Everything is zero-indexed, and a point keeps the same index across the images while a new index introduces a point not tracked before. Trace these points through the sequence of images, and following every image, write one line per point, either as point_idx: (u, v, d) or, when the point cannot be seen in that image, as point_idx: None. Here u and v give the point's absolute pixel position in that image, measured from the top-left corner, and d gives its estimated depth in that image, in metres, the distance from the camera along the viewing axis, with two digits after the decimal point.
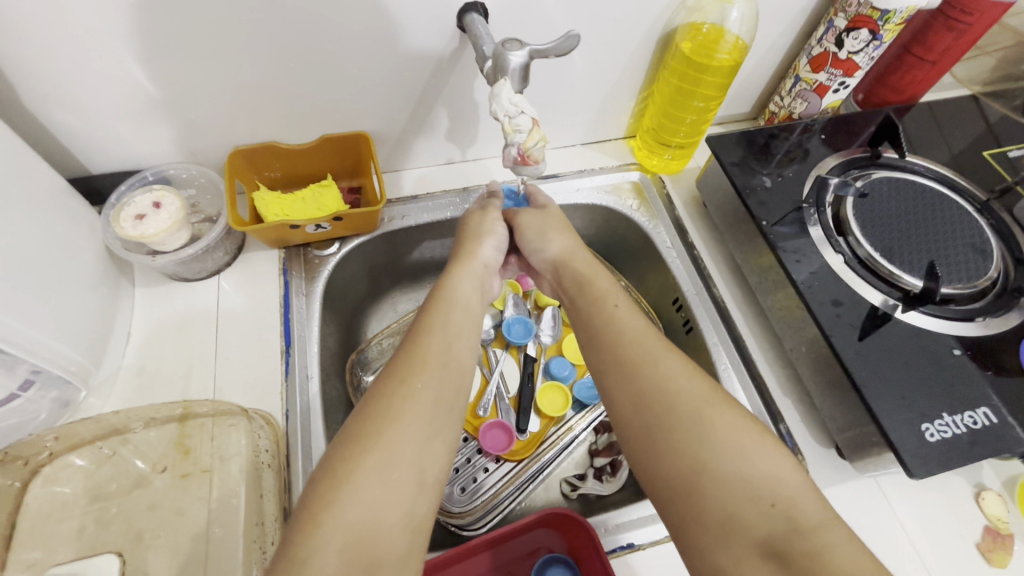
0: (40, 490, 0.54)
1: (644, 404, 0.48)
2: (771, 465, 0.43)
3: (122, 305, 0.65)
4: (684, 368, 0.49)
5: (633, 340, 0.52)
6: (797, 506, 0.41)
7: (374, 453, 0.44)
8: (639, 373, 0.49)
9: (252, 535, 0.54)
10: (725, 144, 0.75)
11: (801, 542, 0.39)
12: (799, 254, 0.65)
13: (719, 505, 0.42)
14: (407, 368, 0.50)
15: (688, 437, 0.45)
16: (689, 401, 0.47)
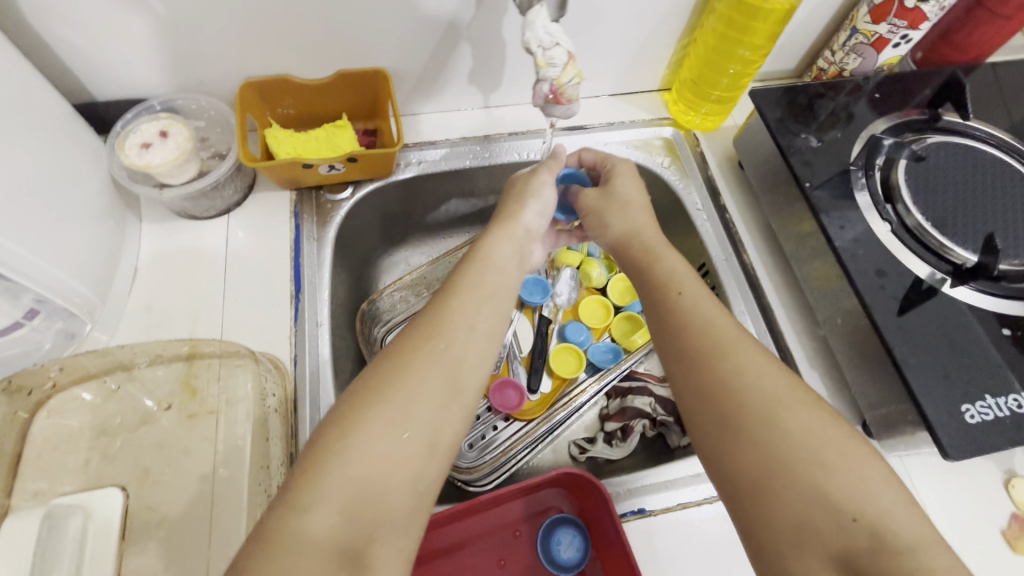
0: (46, 423, 0.54)
1: (718, 402, 0.45)
2: (852, 472, 0.41)
3: (129, 239, 0.63)
4: (762, 362, 0.46)
5: (705, 331, 0.48)
6: (878, 519, 0.39)
7: (394, 406, 0.43)
8: (715, 366, 0.46)
9: (258, 477, 0.54)
10: (771, 100, 0.69)
11: (887, 563, 0.38)
12: (843, 220, 0.60)
13: (796, 513, 0.41)
14: (432, 328, 0.47)
15: (765, 441, 0.43)
16: (766, 403, 0.44)
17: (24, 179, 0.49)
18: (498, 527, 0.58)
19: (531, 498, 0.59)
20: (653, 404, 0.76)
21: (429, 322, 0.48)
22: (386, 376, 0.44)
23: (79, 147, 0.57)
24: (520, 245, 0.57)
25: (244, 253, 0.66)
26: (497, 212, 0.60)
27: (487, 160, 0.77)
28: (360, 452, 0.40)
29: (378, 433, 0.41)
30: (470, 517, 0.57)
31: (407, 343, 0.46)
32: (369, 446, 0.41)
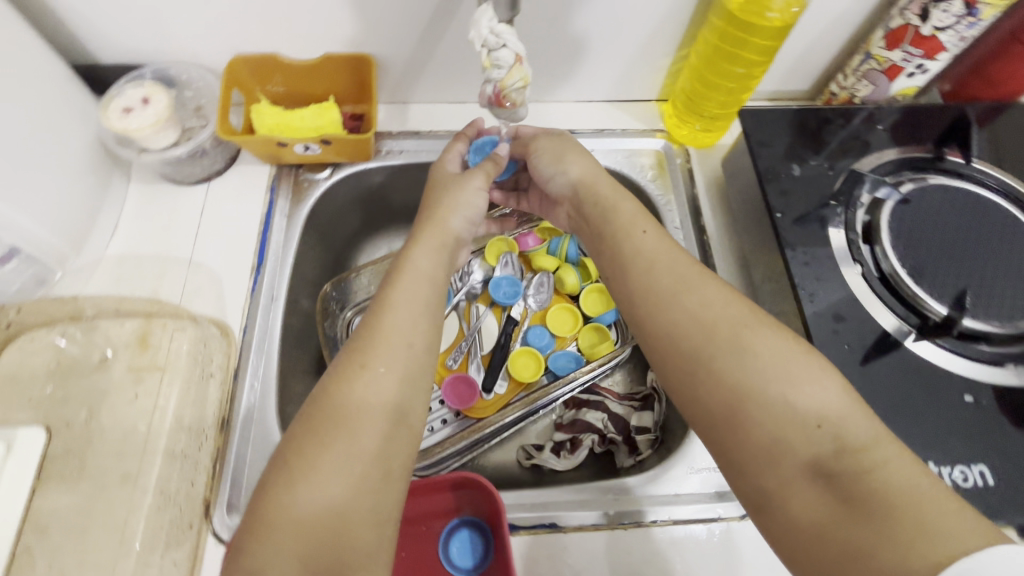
0: (12, 356, 0.58)
1: (682, 338, 0.44)
2: (815, 388, 0.40)
3: (112, 197, 0.66)
4: (721, 297, 0.45)
5: (662, 276, 0.47)
6: (838, 426, 0.38)
7: (347, 419, 0.42)
8: (671, 302, 0.45)
9: (188, 435, 0.56)
10: (763, 124, 0.66)
11: (850, 460, 0.37)
12: (809, 257, 0.58)
13: (765, 431, 0.39)
14: (374, 334, 0.46)
15: (734, 371, 0.41)
16: (729, 327, 0.43)
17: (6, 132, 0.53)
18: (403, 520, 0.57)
19: (438, 497, 0.57)
20: (605, 420, 0.73)
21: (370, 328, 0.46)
22: (334, 391, 0.43)
23: (70, 106, 0.61)
24: (450, 253, 0.54)
25: (217, 221, 0.68)
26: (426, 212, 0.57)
27: None
28: (317, 468, 0.40)
29: (335, 445, 0.41)
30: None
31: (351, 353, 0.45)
32: (326, 463, 0.40)
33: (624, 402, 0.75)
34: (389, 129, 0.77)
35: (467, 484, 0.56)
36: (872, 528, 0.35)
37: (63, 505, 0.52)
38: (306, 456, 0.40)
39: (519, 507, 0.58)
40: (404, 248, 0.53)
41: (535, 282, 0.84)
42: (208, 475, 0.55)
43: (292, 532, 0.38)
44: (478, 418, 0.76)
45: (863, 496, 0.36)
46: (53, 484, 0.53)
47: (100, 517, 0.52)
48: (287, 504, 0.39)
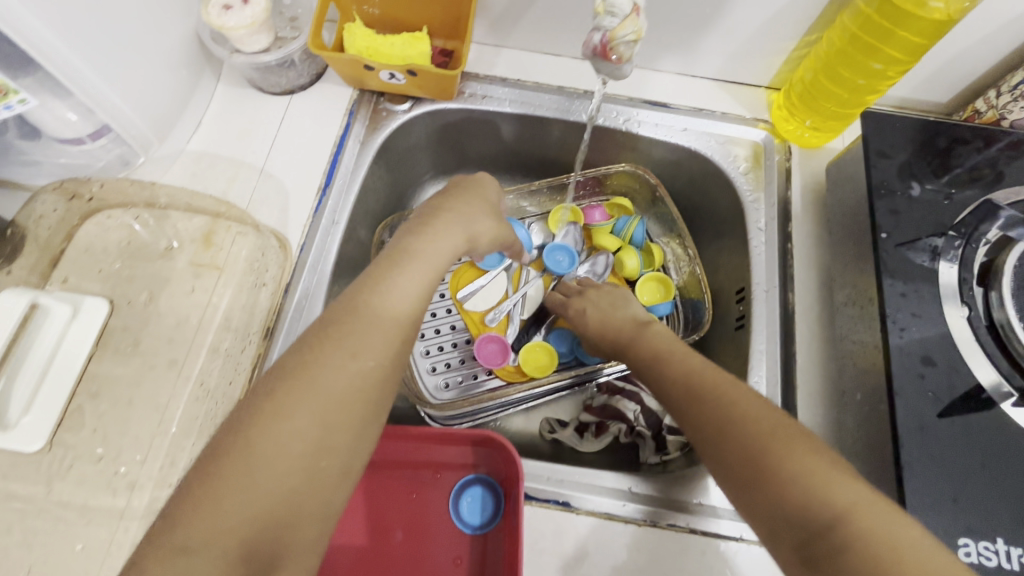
0: (89, 229, 0.60)
1: (688, 420, 0.44)
2: (811, 467, 0.37)
3: (200, 94, 0.67)
4: (729, 384, 0.44)
5: (679, 371, 0.48)
6: (828, 497, 0.36)
7: (301, 410, 0.38)
8: (706, 393, 0.44)
9: (236, 336, 0.58)
10: (887, 132, 0.58)
11: (854, 557, 0.33)
12: (907, 288, 0.52)
13: (771, 514, 0.37)
14: (346, 333, 0.41)
15: (733, 452, 0.40)
16: (761, 424, 0.40)
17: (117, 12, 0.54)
18: (417, 464, 0.57)
19: (454, 449, 0.57)
20: (637, 412, 0.71)
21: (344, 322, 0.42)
22: (293, 378, 0.39)
23: None
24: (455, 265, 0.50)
25: (293, 136, 0.68)
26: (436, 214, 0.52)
27: (559, 113, 0.73)
28: (269, 454, 0.36)
29: (292, 438, 0.37)
30: (392, 444, 0.57)
31: (323, 339, 0.41)
32: (276, 454, 0.36)
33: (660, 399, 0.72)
34: (476, 72, 0.74)
35: (486, 443, 0.56)
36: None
37: (114, 376, 0.55)
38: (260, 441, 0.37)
39: (536, 478, 0.56)
40: (395, 259, 0.46)
41: (597, 256, 0.79)
42: (246, 376, 0.57)
43: (235, 524, 0.35)
44: (510, 380, 0.76)
45: None
46: (109, 356, 0.55)
47: (147, 394, 0.55)
48: (234, 491, 0.35)
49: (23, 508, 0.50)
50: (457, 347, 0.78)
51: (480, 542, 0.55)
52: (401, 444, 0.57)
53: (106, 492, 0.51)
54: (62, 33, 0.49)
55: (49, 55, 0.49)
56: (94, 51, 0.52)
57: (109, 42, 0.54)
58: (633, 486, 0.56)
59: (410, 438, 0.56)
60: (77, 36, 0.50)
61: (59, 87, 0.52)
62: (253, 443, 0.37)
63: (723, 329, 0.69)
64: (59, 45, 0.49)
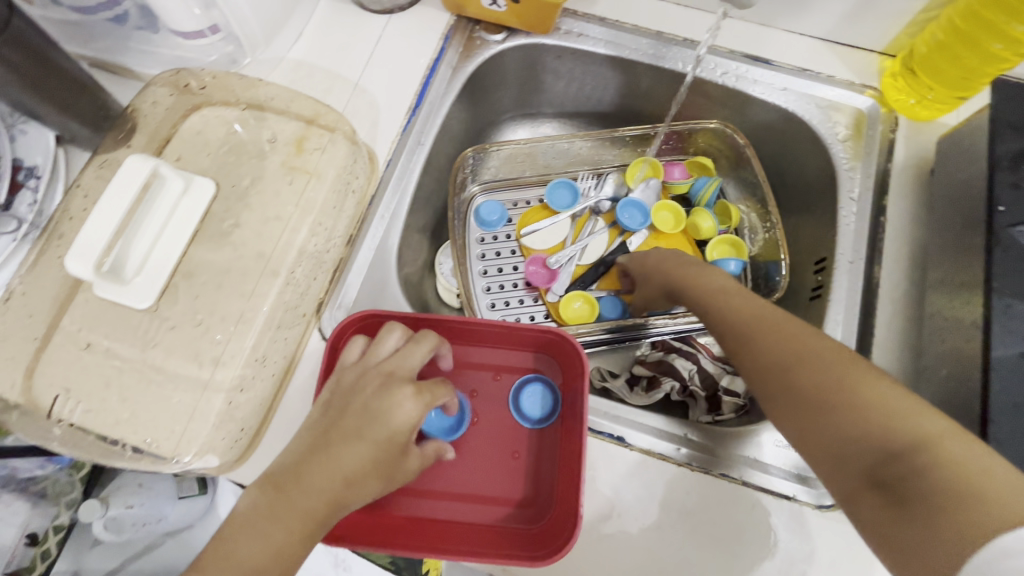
0: (195, 121, 0.63)
1: (749, 360, 0.46)
2: (881, 400, 0.39)
3: (305, 4, 0.69)
4: (795, 328, 0.45)
5: (741, 312, 0.49)
6: (904, 428, 0.37)
7: (274, 517, 0.42)
8: (764, 332, 0.46)
9: (321, 238, 0.60)
10: (1020, 103, 0.54)
11: (922, 467, 0.35)
12: (1020, 266, 0.49)
13: (838, 438, 0.39)
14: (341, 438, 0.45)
15: (807, 380, 0.42)
16: (818, 359, 0.42)
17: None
18: (481, 366, 0.61)
19: (517, 355, 0.60)
20: (692, 372, 0.70)
21: (342, 424, 0.45)
22: (299, 464, 0.44)
23: None
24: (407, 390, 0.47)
25: (389, 55, 0.69)
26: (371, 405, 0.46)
27: (652, 59, 0.71)
28: (254, 533, 0.42)
29: (275, 516, 0.42)
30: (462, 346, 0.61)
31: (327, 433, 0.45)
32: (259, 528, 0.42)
33: (717, 362, 0.71)
34: (575, 9, 0.72)
35: (549, 349, 0.59)
36: (926, 531, 0.34)
37: (206, 261, 0.57)
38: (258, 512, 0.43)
39: (594, 410, 0.57)
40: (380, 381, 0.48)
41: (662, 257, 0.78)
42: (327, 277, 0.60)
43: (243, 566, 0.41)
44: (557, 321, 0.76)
45: (927, 502, 0.34)
46: (206, 242, 0.58)
47: (234, 280, 0.57)
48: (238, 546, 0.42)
49: (120, 365, 0.53)
50: (517, 287, 0.79)
51: (537, 439, 0.58)
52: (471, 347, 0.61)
53: (193, 364, 0.54)
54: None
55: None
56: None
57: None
58: (689, 432, 0.57)
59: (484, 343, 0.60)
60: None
61: None
62: (254, 510, 0.43)
63: (797, 300, 0.68)
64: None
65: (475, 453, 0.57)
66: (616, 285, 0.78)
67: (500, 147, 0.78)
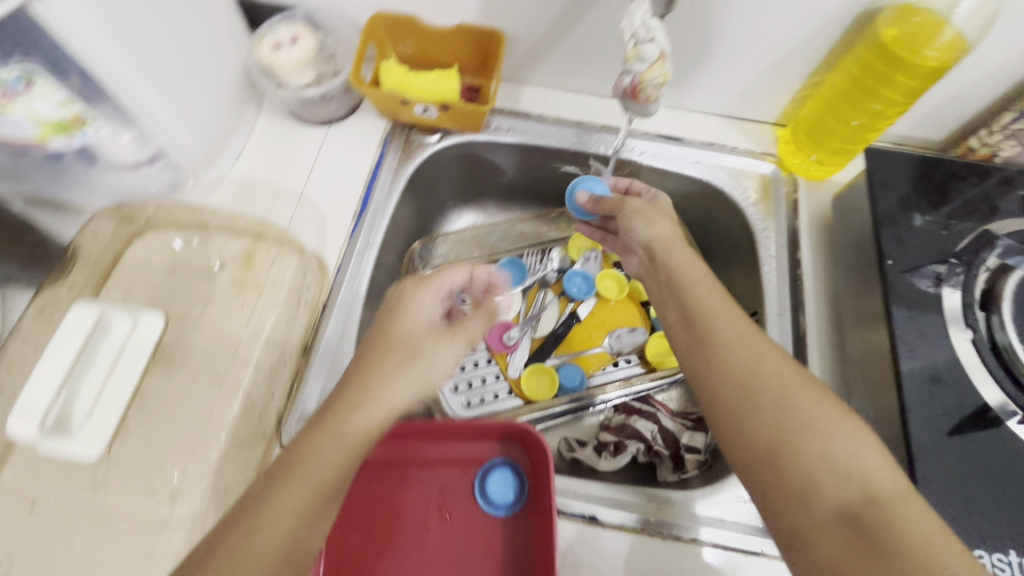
0: (141, 248, 0.63)
1: (722, 377, 0.46)
2: (849, 437, 0.41)
3: (245, 124, 0.72)
4: (773, 354, 0.46)
5: (717, 325, 0.48)
6: (875, 480, 0.39)
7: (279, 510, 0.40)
8: (731, 355, 0.46)
9: (273, 353, 0.60)
10: (888, 167, 0.63)
11: (878, 511, 0.38)
12: (915, 310, 0.55)
13: (803, 471, 0.40)
14: (339, 421, 0.44)
15: (783, 407, 0.43)
16: (783, 386, 0.44)
17: (179, 46, 0.58)
18: (446, 461, 0.60)
19: (482, 445, 0.60)
20: (654, 431, 0.73)
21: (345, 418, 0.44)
22: (305, 457, 0.42)
23: (230, 36, 0.67)
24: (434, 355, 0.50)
25: (330, 165, 0.73)
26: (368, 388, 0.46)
27: (576, 145, 0.77)
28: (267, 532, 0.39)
29: (281, 511, 0.40)
30: (426, 443, 0.60)
31: (327, 417, 0.45)
32: (268, 520, 0.39)
33: (676, 419, 0.75)
34: (502, 107, 0.78)
35: (514, 435, 0.59)
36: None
37: (163, 390, 0.57)
38: (268, 506, 0.40)
39: (564, 493, 0.58)
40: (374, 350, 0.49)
41: (615, 332, 0.82)
42: (285, 393, 0.60)
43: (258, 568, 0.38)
44: (520, 394, 0.78)
45: (894, 547, 0.36)
46: (158, 374, 0.57)
47: (189, 406, 0.56)
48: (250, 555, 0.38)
49: (70, 516, 0.51)
50: (478, 367, 0.80)
51: (513, 531, 0.57)
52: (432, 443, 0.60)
53: (150, 502, 0.52)
54: (130, 57, 0.53)
55: (115, 74, 0.52)
56: (160, 81, 0.57)
57: (170, 70, 0.58)
58: (655, 499, 0.58)
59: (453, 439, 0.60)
60: (144, 61, 0.54)
61: (124, 115, 0.56)
62: (259, 499, 0.41)
63: None
64: (133, 75, 0.54)
65: (453, 553, 0.56)
66: (571, 354, 0.81)
67: (447, 237, 0.81)
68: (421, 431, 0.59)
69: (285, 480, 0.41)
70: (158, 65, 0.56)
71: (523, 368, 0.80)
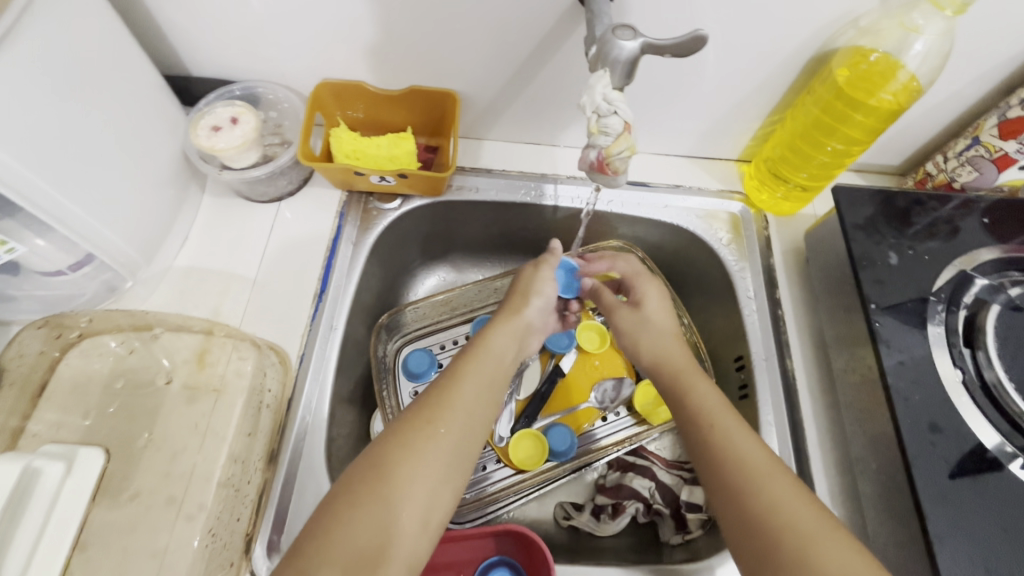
0: (75, 361, 0.57)
1: (748, 523, 0.43)
2: None
3: (186, 209, 0.67)
4: (797, 495, 0.44)
5: (742, 464, 0.46)
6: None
7: (384, 494, 0.43)
8: (755, 498, 0.44)
9: (232, 469, 0.54)
10: (857, 204, 0.63)
11: None
12: (904, 354, 0.55)
13: None
14: (417, 433, 0.46)
15: (818, 569, 0.39)
16: (808, 539, 0.41)
17: (92, 137, 0.53)
18: (439, 565, 0.57)
19: (475, 543, 0.57)
20: (653, 489, 0.69)
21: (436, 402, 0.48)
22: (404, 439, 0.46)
23: (159, 119, 0.62)
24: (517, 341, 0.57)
25: (285, 245, 0.68)
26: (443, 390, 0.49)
27: (540, 199, 0.75)
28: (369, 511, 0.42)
29: (365, 520, 0.41)
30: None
31: (405, 428, 0.46)
32: (351, 526, 0.41)
33: (672, 471, 0.72)
34: (463, 165, 0.76)
35: (508, 531, 0.56)
36: None
37: (109, 525, 0.50)
38: (351, 507, 0.42)
39: None
40: (448, 378, 0.51)
41: (601, 385, 0.79)
42: (252, 509, 0.55)
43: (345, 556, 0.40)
44: (509, 464, 0.73)
45: None
46: (105, 505, 0.51)
47: (142, 541, 0.50)
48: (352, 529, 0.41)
49: None
50: None
51: None
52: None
53: None
54: (24, 158, 0.47)
55: (5, 178, 0.46)
56: (68, 178, 0.51)
57: (81, 163, 0.52)
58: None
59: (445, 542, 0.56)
60: (43, 159, 0.48)
61: (39, 223, 0.51)
62: (346, 500, 0.42)
63: (728, 397, 0.70)
64: (30, 175, 0.47)
65: None
66: (558, 413, 0.78)
67: (416, 304, 0.76)
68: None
69: (390, 454, 0.44)
70: (63, 160, 0.50)
71: (509, 435, 0.76)
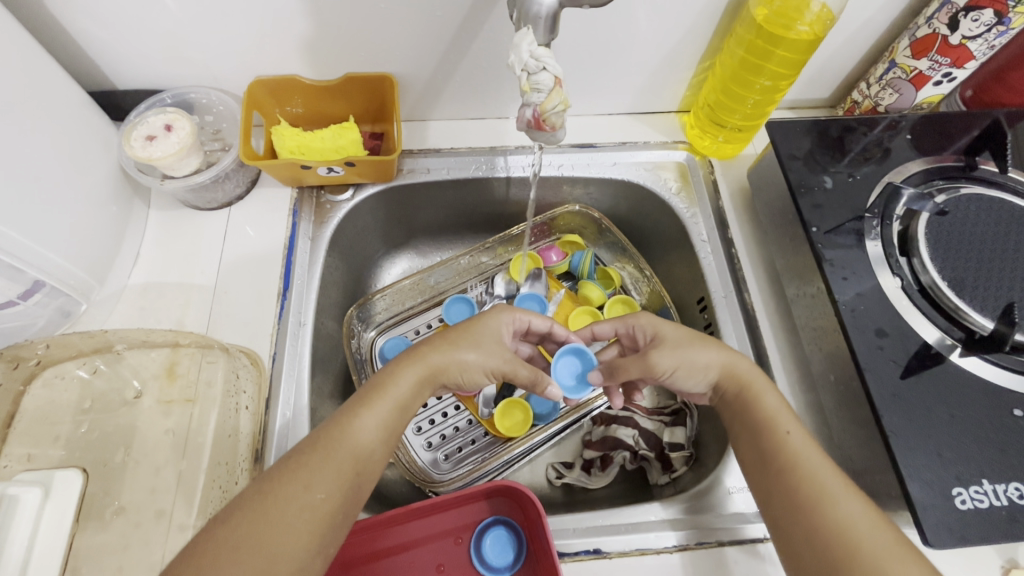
0: (39, 393, 0.56)
1: (812, 539, 0.44)
2: None
3: (133, 225, 0.66)
4: (861, 512, 0.44)
5: (808, 476, 0.46)
6: None
7: (311, 482, 0.43)
8: (821, 509, 0.45)
9: (216, 474, 0.54)
10: (791, 136, 0.66)
11: None
12: (848, 271, 0.58)
13: None
14: (372, 399, 0.48)
15: None
16: (866, 551, 0.42)
17: (16, 160, 0.51)
18: (436, 534, 0.58)
19: (471, 506, 0.59)
20: (636, 436, 0.71)
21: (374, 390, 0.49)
22: (337, 428, 0.46)
23: (89, 137, 0.60)
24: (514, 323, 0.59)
25: (240, 248, 0.68)
26: (387, 377, 0.50)
27: (488, 171, 0.76)
28: (292, 501, 0.42)
29: (321, 471, 0.44)
30: (415, 522, 0.57)
31: (358, 405, 0.48)
32: (304, 482, 0.43)
33: (653, 417, 0.74)
34: (412, 148, 0.76)
35: (501, 490, 0.59)
36: None
37: (101, 547, 0.50)
38: (308, 470, 0.44)
39: (565, 532, 0.56)
40: (406, 360, 0.52)
41: None
42: None
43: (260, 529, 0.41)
44: (496, 433, 0.75)
45: None
46: (91, 528, 0.51)
47: (138, 556, 0.50)
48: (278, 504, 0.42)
49: None
50: (448, 417, 0.77)
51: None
52: (418, 520, 0.57)
53: None
54: None
55: None
56: None
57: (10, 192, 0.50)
58: (654, 513, 0.58)
59: (442, 507, 0.58)
60: None
61: None
62: (286, 475, 0.43)
63: None
64: None
65: None
66: None
67: (384, 293, 0.76)
68: (404, 510, 0.56)
69: (320, 447, 0.45)
70: None
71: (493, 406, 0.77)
